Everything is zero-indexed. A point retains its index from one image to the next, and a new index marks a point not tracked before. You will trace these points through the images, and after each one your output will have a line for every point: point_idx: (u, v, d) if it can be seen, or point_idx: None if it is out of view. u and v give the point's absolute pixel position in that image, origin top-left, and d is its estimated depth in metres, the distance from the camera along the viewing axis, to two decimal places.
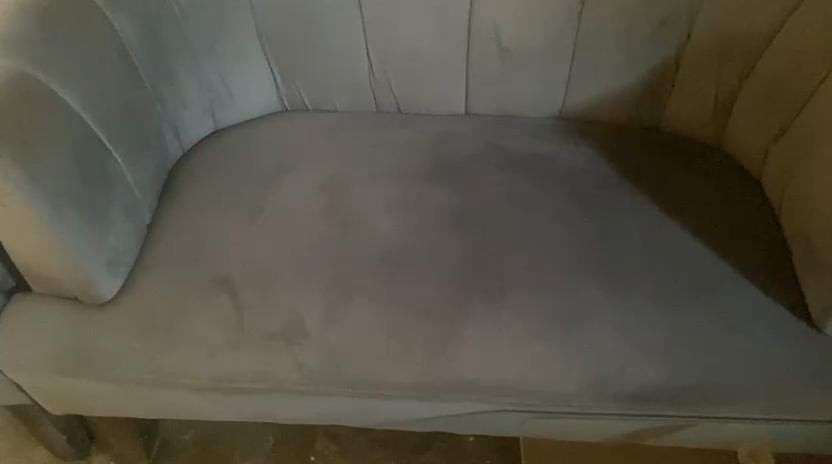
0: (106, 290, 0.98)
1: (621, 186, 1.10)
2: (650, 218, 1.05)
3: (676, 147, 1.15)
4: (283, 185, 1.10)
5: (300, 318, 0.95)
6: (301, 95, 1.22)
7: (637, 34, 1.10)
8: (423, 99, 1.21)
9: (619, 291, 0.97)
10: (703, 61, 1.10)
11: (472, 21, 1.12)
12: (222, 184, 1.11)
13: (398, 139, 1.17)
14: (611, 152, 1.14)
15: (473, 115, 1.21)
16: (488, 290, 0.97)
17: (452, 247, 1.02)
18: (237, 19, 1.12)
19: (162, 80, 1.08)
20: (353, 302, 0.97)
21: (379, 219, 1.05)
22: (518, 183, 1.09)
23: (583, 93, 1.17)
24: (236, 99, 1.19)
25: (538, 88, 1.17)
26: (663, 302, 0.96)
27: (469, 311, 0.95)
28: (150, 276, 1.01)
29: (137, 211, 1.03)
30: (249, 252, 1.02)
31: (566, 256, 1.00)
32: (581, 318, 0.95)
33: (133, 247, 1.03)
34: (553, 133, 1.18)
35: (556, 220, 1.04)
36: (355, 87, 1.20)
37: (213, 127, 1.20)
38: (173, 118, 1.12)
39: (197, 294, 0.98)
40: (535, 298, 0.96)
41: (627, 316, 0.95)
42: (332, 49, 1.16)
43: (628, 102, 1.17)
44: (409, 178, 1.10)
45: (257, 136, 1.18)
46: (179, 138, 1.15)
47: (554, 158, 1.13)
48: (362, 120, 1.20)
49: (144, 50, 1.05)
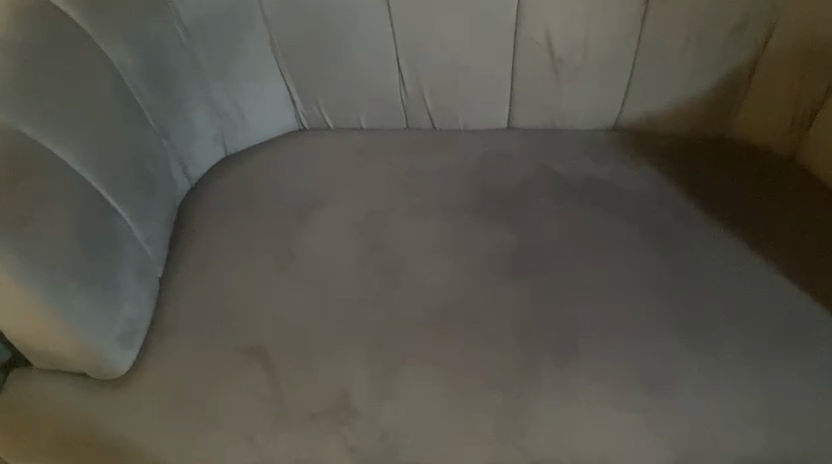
0: (120, 365, 0.86)
1: (694, 212, 0.97)
2: (730, 252, 0.93)
3: (747, 162, 1.02)
4: (312, 226, 0.97)
5: (346, 390, 0.83)
6: (321, 113, 1.07)
7: (710, 40, 0.96)
8: (461, 114, 1.07)
9: (707, 345, 0.85)
10: (783, 68, 0.97)
11: (520, 27, 0.97)
12: (242, 227, 0.98)
13: (436, 162, 1.03)
14: (680, 171, 1.02)
15: (517, 130, 1.08)
16: (559, 347, 0.85)
17: (512, 296, 0.89)
18: (250, 34, 0.97)
19: (167, 113, 0.93)
20: (406, 367, 0.84)
21: (424, 263, 0.93)
22: (578, 215, 0.97)
23: (644, 105, 1.03)
24: (249, 122, 1.04)
25: (592, 100, 1.03)
26: (757, 357, 0.84)
27: (539, 376, 0.83)
28: (171, 345, 0.88)
29: (149, 269, 0.90)
30: (280, 312, 0.90)
31: (642, 302, 0.88)
32: (667, 378, 0.83)
33: (147, 312, 0.90)
34: (610, 150, 1.04)
35: (626, 259, 0.92)
36: (384, 103, 1.06)
37: (223, 154, 1.06)
38: (183, 153, 0.97)
39: (225, 364, 0.86)
40: (612, 355, 0.85)
41: (718, 372, 0.83)
42: (360, 64, 1.02)
43: (694, 112, 1.04)
44: (455, 211, 0.98)
45: (276, 163, 1.05)
46: (188, 172, 1.00)
47: (616, 183, 1.00)
48: (392, 140, 1.07)
49: (143, 81, 0.89)
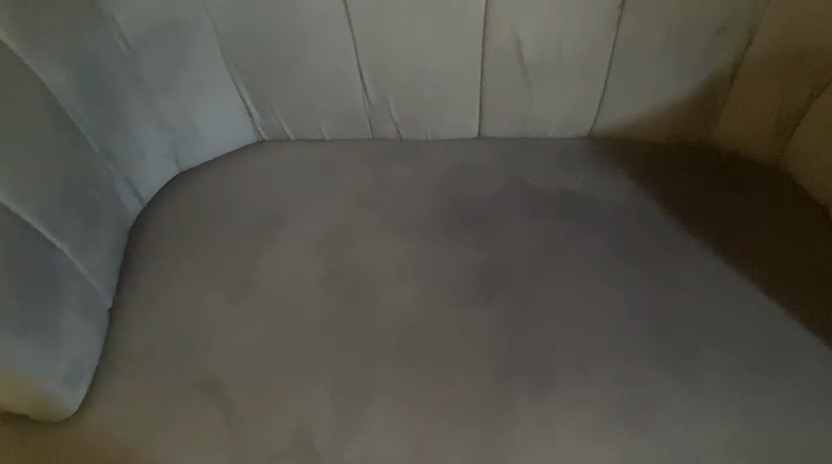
0: (65, 408, 0.80)
1: (674, 226, 0.92)
2: (712, 269, 0.89)
3: (729, 168, 0.98)
4: (272, 248, 0.92)
5: (307, 429, 0.78)
6: (280, 124, 1.01)
7: (688, 43, 0.90)
8: (429, 123, 1.01)
9: (688, 371, 0.81)
10: (766, 71, 0.91)
11: (488, 31, 0.91)
12: (196, 252, 0.92)
13: (403, 175, 0.98)
14: (658, 181, 0.97)
15: (489, 138, 1.02)
16: (532, 377, 0.80)
17: (483, 322, 0.84)
18: (198, 44, 0.91)
19: (111, 134, 0.86)
20: (371, 403, 0.79)
21: (390, 288, 0.87)
22: (553, 231, 0.92)
23: (621, 112, 0.98)
24: (202, 137, 0.98)
25: (567, 106, 0.98)
26: (740, 383, 0.80)
27: (511, 409, 0.78)
28: (121, 384, 0.83)
29: (95, 301, 0.85)
30: (237, 345, 0.84)
31: (619, 326, 0.84)
32: (646, 408, 0.78)
33: (95, 346, 0.85)
34: (585, 159, 0.99)
35: (604, 279, 0.88)
36: (346, 112, 1.00)
37: (177, 170, 0.99)
38: (130, 173, 0.91)
39: (179, 403, 0.81)
40: (589, 384, 0.80)
41: (701, 399, 0.79)
42: (319, 71, 0.95)
43: (674, 118, 0.98)
44: (423, 229, 0.92)
45: (233, 180, 0.98)
46: (138, 193, 0.94)
47: (592, 195, 0.95)
48: (357, 151, 1.01)
49: (83, 102, 0.82)
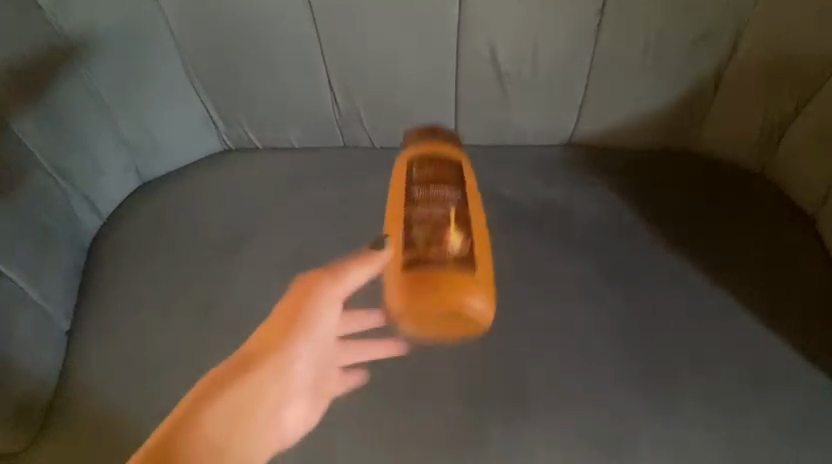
0: (19, 443, 0.76)
1: (654, 241, 0.90)
2: (694, 285, 0.87)
3: (711, 177, 0.95)
4: (240, 268, 0.89)
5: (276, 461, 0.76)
6: (247, 134, 0.98)
7: (669, 53, 0.87)
8: (401, 132, 0.97)
9: (665, 396, 0.79)
10: (752, 79, 0.88)
11: (462, 40, 0.88)
12: (160, 272, 0.89)
13: (374, 189, 0.95)
14: (638, 192, 0.94)
15: (466, 147, 0.98)
16: (507, 404, 0.79)
17: (458, 346, 0.82)
18: (152, 54, 0.88)
19: (63, 150, 0.85)
20: (339, 436, 0.78)
21: (360, 311, 0.85)
22: (529, 248, 0.89)
23: (599, 122, 0.95)
24: (164, 148, 0.95)
25: (544, 116, 0.95)
26: (720, 408, 0.78)
27: (484, 438, 0.77)
28: (79, 414, 0.80)
29: (51, 328, 0.83)
30: (202, 370, 0.81)
31: (597, 348, 0.82)
32: (623, 435, 0.77)
33: (51, 372, 0.81)
34: (563, 170, 0.96)
35: (580, 299, 0.86)
36: (316, 121, 0.96)
37: (140, 181, 0.97)
38: (86, 189, 0.89)
39: (141, 431, 0.78)
40: (564, 411, 0.78)
41: (680, 427, 0.77)
42: (285, 80, 0.92)
43: (657, 127, 0.95)
44: None
45: (199, 194, 0.96)
46: (98, 208, 0.92)
47: (569, 209, 0.93)
48: (328, 162, 0.97)
49: (29, 120, 0.81)
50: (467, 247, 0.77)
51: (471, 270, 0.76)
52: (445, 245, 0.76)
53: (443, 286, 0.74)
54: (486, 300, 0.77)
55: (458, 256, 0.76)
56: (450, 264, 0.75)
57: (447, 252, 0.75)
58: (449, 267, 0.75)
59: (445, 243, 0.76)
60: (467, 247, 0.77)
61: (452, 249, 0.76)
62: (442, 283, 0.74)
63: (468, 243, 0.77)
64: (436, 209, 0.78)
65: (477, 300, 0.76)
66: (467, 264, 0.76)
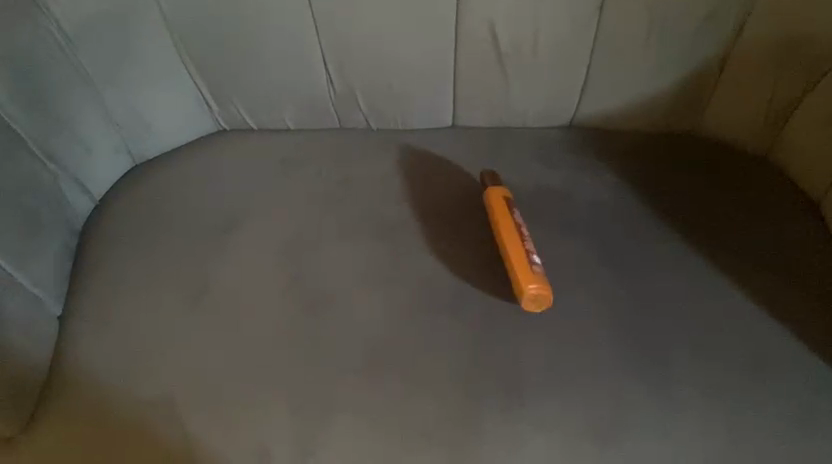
0: (10, 428, 0.75)
1: (655, 226, 0.89)
2: (696, 271, 0.85)
3: (714, 161, 0.94)
4: (235, 253, 0.88)
5: (268, 452, 0.74)
6: (240, 114, 0.96)
7: (670, 32, 0.86)
8: (398, 114, 0.96)
9: (665, 383, 0.78)
10: (756, 62, 0.86)
11: (460, 20, 0.87)
12: (154, 256, 0.88)
13: (372, 171, 0.94)
14: (639, 175, 0.93)
15: (464, 129, 0.97)
16: (503, 391, 0.77)
17: (454, 335, 0.81)
18: (144, 33, 0.87)
19: (52, 134, 0.83)
20: (334, 421, 0.76)
21: (357, 296, 0.84)
22: (527, 233, 0.88)
23: (601, 104, 0.94)
24: (156, 130, 0.94)
25: (544, 98, 0.93)
26: (720, 396, 0.77)
27: (480, 425, 0.75)
28: (70, 402, 0.78)
29: (43, 313, 0.81)
30: (196, 356, 0.80)
31: (597, 334, 0.81)
32: (620, 423, 0.75)
33: (44, 356, 0.80)
34: (564, 153, 0.95)
35: (579, 285, 0.84)
36: (311, 104, 0.95)
37: (131, 164, 0.96)
38: (76, 172, 0.87)
39: (134, 417, 0.77)
40: (562, 399, 0.77)
41: (681, 417, 0.76)
42: (279, 59, 0.90)
43: (660, 110, 0.93)
44: (391, 233, 0.89)
45: (195, 175, 0.95)
46: (89, 191, 0.91)
47: (570, 192, 0.91)
48: (325, 144, 0.97)
49: (16, 104, 0.79)
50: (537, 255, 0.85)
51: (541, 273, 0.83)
52: (531, 253, 0.83)
53: (527, 279, 0.80)
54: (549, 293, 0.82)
55: (538, 261, 0.83)
56: (533, 265, 0.82)
57: (532, 259, 0.82)
58: (534, 267, 0.82)
59: (532, 251, 0.83)
60: (536, 256, 0.84)
61: (535, 258, 0.83)
62: (530, 275, 0.81)
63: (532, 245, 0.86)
64: (516, 223, 0.85)
65: (549, 289, 0.81)
66: (541, 267, 0.83)
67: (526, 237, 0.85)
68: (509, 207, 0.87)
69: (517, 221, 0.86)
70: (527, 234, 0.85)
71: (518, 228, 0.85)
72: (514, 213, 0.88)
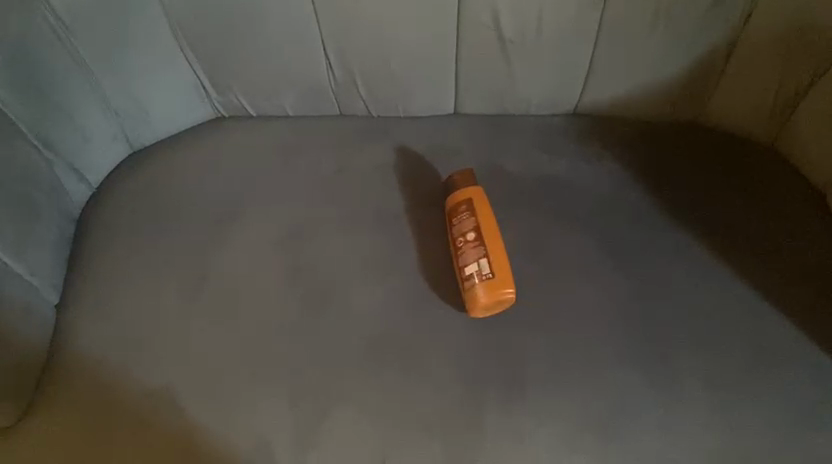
0: (8, 418, 0.74)
1: (659, 216, 0.88)
2: (699, 263, 0.85)
3: (719, 150, 0.93)
4: (234, 242, 0.87)
5: (266, 443, 0.74)
6: (239, 101, 0.95)
7: (677, 22, 0.83)
8: (399, 101, 0.95)
9: (666, 377, 0.77)
10: (763, 50, 0.85)
11: (462, 8, 0.84)
12: (152, 246, 0.87)
13: (372, 159, 0.93)
14: (643, 164, 0.92)
15: (466, 117, 0.97)
16: (504, 384, 0.77)
17: (455, 326, 0.80)
18: (143, 20, 0.85)
19: (48, 120, 0.82)
20: (334, 412, 0.75)
21: (357, 286, 0.83)
22: (529, 223, 0.87)
23: (604, 93, 0.92)
24: (154, 116, 0.93)
25: (548, 86, 0.92)
26: (721, 389, 0.76)
27: (481, 418, 0.75)
28: (68, 392, 0.77)
29: (39, 302, 0.80)
30: (194, 346, 0.80)
31: (599, 325, 0.80)
32: (622, 417, 0.75)
33: (41, 345, 0.79)
34: (567, 141, 0.94)
35: (581, 276, 0.83)
36: (312, 91, 0.94)
37: (128, 150, 0.95)
38: (73, 159, 0.87)
39: (131, 409, 0.76)
40: (563, 392, 0.76)
41: (683, 410, 0.75)
42: (278, 47, 0.89)
43: (665, 97, 0.92)
44: (392, 223, 0.88)
45: (193, 163, 0.93)
46: (86, 178, 0.90)
47: (572, 181, 0.90)
48: (324, 132, 0.95)
49: (10, 91, 0.77)
50: (480, 256, 0.81)
51: (488, 274, 0.80)
52: (463, 270, 0.81)
53: (470, 297, 0.79)
54: (505, 290, 0.78)
55: (475, 268, 0.80)
56: (466, 283, 0.80)
57: (461, 278, 0.81)
58: (467, 283, 0.80)
59: (462, 267, 0.81)
60: (482, 257, 0.80)
61: (469, 271, 0.80)
62: (466, 296, 0.80)
63: (478, 244, 0.82)
64: (454, 237, 0.84)
65: (498, 292, 0.78)
66: (480, 272, 0.80)
67: (464, 247, 0.82)
68: (451, 220, 0.85)
69: (455, 234, 0.84)
70: (467, 239, 0.82)
71: (455, 244, 0.83)
72: (469, 211, 0.84)
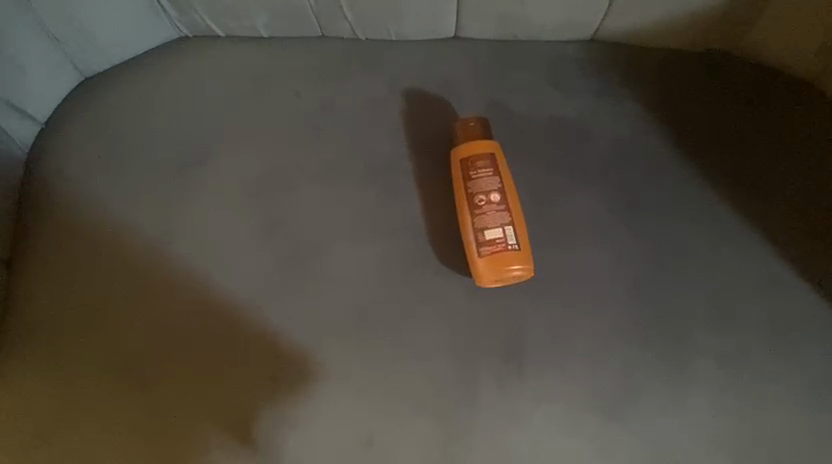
0: None
1: (681, 164, 0.78)
2: (722, 219, 0.76)
3: (755, 87, 0.82)
4: (203, 188, 0.77)
5: (242, 420, 0.68)
6: (204, 19, 0.84)
7: None
8: (388, 24, 0.83)
9: (679, 350, 0.70)
10: None
11: None
12: (110, 189, 0.77)
13: (358, 91, 0.82)
14: (667, 103, 0.82)
15: (465, 43, 0.85)
16: (501, 357, 0.70)
17: (448, 291, 0.72)
18: None
19: None
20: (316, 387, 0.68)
21: (339, 242, 0.75)
22: (533, 174, 0.78)
23: (625, 18, 0.81)
24: (103, 38, 0.81)
25: (559, 9, 0.80)
26: (737, 365, 0.70)
27: (474, 395, 0.69)
28: (20, 358, 0.70)
29: None
30: (161, 307, 0.72)
31: (607, 292, 0.73)
32: (627, 395, 0.69)
33: None
34: (578, 74, 0.83)
35: (589, 236, 0.75)
36: (290, 11, 0.82)
37: (79, 77, 0.83)
38: (9, 94, 0.76)
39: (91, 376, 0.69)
40: (565, 367, 0.70)
41: (693, 391, 0.69)
42: None
43: (695, 24, 0.81)
44: (381, 170, 0.78)
45: (155, 92, 0.83)
46: (29, 111, 0.79)
47: (582, 121, 0.80)
48: (305, 58, 0.84)
49: None
50: (506, 223, 0.72)
51: (512, 245, 0.71)
52: (482, 235, 0.71)
53: (481, 267, 0.71)
54: (526, 265, 0.71)
55: (498, 236, 0.71)
56: (482, 250, 0.71)
57: (479, 243, 0.71)
58: (485, 251, 0.71)
59: (480, 231, 0.71)
60: (507, 225, 0.71)
61: (490, 237, 0.71)
62: (481, 264, 0.71)
63: (502, 208, 0.72)
64: (471, 194, 0.73)
65: (518, 267, 0.70)
66: (505, 242, 0.71)
67: (484, 207, 0.72)
68: (466, 171, 0.74)
69: (472, 190, 0.73)
70: (490, 201, 0.72)
71: (472, 202, 0.73)
72: (492, 167, 0.74)
